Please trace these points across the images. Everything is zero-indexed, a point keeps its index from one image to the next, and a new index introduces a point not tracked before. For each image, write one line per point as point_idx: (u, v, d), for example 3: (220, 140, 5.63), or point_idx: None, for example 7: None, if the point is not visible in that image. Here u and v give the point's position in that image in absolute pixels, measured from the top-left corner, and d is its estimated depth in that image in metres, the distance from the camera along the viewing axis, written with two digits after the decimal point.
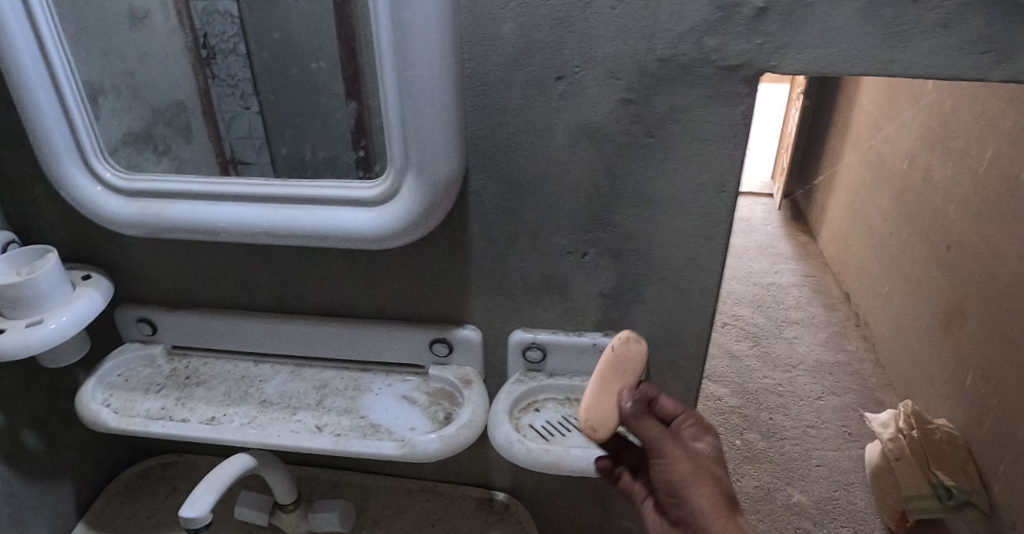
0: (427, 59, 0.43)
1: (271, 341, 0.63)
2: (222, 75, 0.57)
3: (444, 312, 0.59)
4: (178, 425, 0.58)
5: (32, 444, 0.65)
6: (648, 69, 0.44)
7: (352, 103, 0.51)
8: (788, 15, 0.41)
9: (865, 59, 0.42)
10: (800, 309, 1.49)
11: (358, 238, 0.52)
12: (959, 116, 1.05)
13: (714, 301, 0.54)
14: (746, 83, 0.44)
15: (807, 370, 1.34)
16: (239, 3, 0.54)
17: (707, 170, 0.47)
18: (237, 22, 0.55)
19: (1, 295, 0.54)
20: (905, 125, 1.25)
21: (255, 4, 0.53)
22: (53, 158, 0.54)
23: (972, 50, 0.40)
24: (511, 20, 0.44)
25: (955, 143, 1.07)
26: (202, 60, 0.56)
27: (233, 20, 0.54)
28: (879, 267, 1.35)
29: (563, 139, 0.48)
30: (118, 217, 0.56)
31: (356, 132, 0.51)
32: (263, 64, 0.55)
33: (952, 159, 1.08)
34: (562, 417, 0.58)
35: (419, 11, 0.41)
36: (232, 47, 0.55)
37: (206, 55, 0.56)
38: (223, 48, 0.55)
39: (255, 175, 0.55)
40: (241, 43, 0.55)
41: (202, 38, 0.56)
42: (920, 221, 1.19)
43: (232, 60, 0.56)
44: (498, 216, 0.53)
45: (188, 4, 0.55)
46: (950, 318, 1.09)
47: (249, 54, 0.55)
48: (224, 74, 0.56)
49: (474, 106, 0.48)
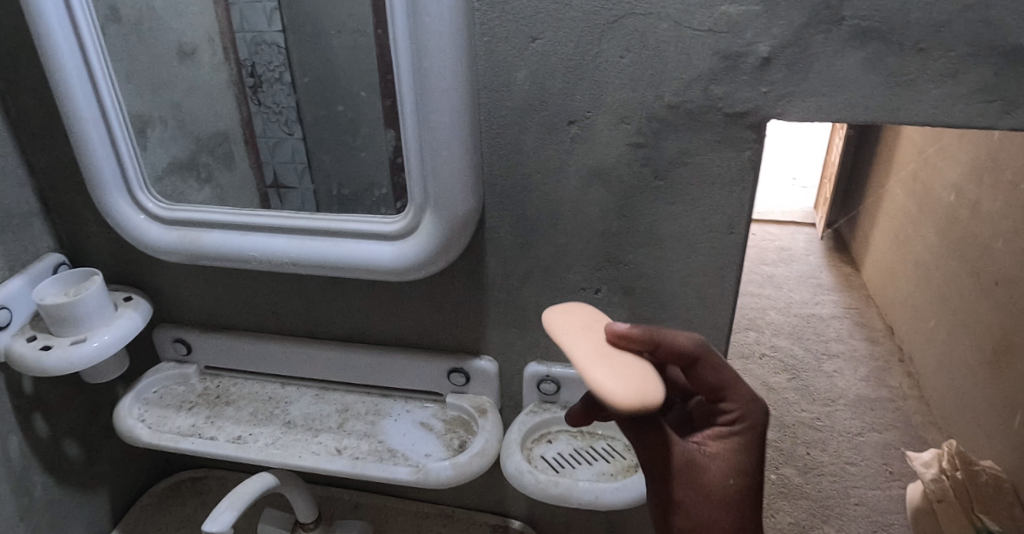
0: (444, 104, 0.45)
1: (298, 365, 0.66)
2: (268, 103, 0.58)
3: (462, 343, 0.61)
4: (206, 442, 0.61)
5: (71, 454, 0.70)
6: (657, 115, 0.46)
7: (390, 131, 0.51)
8: (792, 65, 0.42)
9: (870, 107, 0.43)
10: (841, 341, 1.27)
11: (379, 271, 0.55)
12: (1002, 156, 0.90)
13: (727, 340, 0.55)
14: (752, 130, 0.45)
15: (849, 406, 1.14)
16: (286, 34, 0.55)
17: (716, 212, 0.49)
18: (283, 52, 0.56)
19: (50, 314, 0.59)
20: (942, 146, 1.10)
21: (300, 35, 0.55)
22: (102, 188, 0.59)
23: (979, 99, 0.41)
24: (525, 68, 0.46)
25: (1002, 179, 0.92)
26: (247, 88, 0.59)
27: (279, 49, 0.56)
28: (919, 296, 1.19)
29: (576, 181, 0.50)
30: (158, 243, 0.61)
31: (395, 155, 0.51)
32: (307, 89, 0.56)
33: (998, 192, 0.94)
34: (574, 449, 0.59)
35: (436, 60, 0.44)
36: (278, 76, 0.57)
37: (252, 84, 0.58)
38: (269, 77, 0.58)
39: (296, 200, 0.57)
40: (286, 72, 0.57)
41: (249, 67, 0.58)
42: (968, 251, 1.06)
43: (277, 88, 0.58)
44: (514, 253, 0.55)
45: (235, 37, 0.57)
46: (1007, 355, 0.95)
47: (293, 84, 0.57)
48: (269, 102, 0.58)
49: (491, 147, 0.50)
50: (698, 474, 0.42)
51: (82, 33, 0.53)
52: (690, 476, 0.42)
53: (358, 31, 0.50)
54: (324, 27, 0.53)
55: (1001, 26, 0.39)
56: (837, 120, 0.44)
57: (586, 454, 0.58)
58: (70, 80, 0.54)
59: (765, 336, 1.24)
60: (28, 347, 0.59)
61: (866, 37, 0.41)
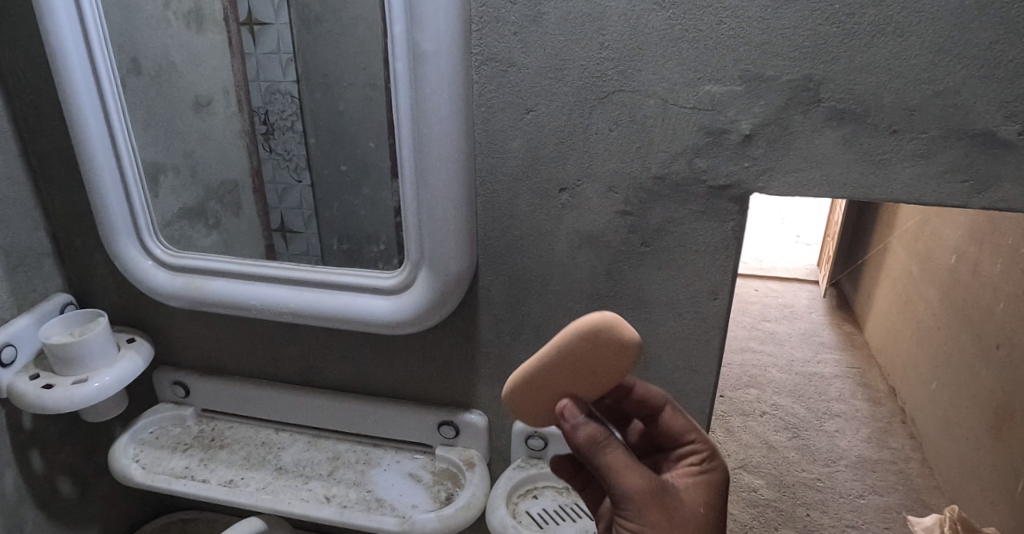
0: (440, 168, 0.48)
1: (292, 412, 0.67)
2: (279, 150, 0.61)
3: (453, 396, 0.62)
4: (198, 484, 0.62)
5: (64, 491, 0.70)
6: (644, 185, 0.48)
7: (393, 185, 0.53)
8: (771, 143, 0.45)
9: (847, 184, 0.45)
10: (841, 401, 1.24)
11: (374, 323, 0.57)
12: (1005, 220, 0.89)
13: (711, 403, 0.56)
14: (735, 202, 0.48)
15: (850, 467, 1.09)
16: (299, 86, 0.58)
17: (701, 278, 0.51)
18: (296, 102, 0.59)
19: (55, 353, 0.60)
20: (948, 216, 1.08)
21: (312, 93, 0.58)
22: (113, 235, 0.61)
23: (952, 179, 0.43)
24: (520, 137, 0.49)
25: (1006, 243, 0.90)
26: (258, 135, 0.61)
27: (292, 98, 0.59)
28: (920, 357, 1.16)
29: (566, 244, 0.52)
30: (163, 288, 0.63)
31: (394, 212, 0.54)
32: (315, 145, 0.59)
33: (1002, 257, 0.92)
34: (559, 506, 0.58)
35: (435, 126, 0.47)
36: (290, 125, 0.59)
37: (264, 132, 0.61)
38: (282, 125, 0.60)
39: (302, 244, 0.59)
40: (298, 121, 0.59)
41: (262, 116, 0.60)
42: (968, 319, 1.03)
43: (289, 136, 0.60)
44: (506, 310, 0.56)
45: (249, 88, 0.60)
46: (1000, 421, 0.92)
47: (304, 133, 0.59)
48: (281, 150, 0.60)
49: (486, 208, 0.53)
50: (667, 501, 0.39)
51: (105, 89, 0.56)
52: (658, 506, 0.39)
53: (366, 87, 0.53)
54: (335, 83, 0.56)
55: (968, 113, 0.41)
56: (817, 195, 0.46)
57: (571, 512, 0.58)
58: (91, 131, 0.57)
59: (766, 394, 1.26)
60: (31, 385, 0.60)
61: (841, 118, 0.43)
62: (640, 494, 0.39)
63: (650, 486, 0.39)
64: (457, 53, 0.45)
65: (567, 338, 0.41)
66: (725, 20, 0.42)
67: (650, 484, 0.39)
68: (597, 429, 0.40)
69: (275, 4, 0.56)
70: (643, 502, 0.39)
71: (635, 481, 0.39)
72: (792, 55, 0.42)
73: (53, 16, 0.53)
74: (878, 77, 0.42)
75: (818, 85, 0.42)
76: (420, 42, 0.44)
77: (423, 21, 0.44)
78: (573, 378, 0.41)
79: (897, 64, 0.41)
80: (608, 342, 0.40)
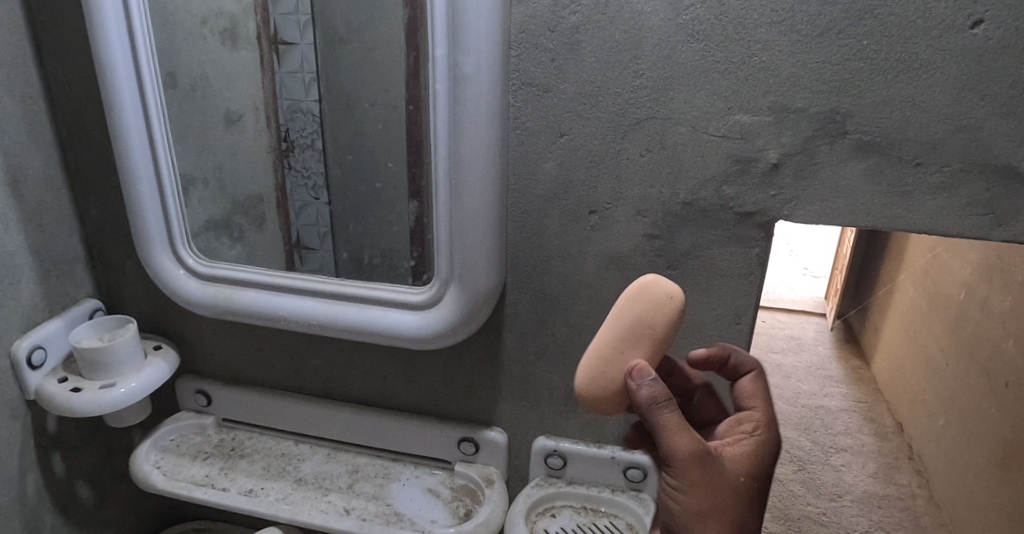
0: (475, 186, 0.50)
1: (313, 424, 0.67)
2: (299, 167, 0.62)
3: (474, 413, 0.62)
4: (219, 492, 0.62)
5: (83, 496, 0.70)
6: (673, 210, 0.50)
7: (414, 202, 0.55)
8: (798, 172, 0.46)
9: (872, 214, 0.46)
10: (849, 435, 1.19)
11: (401, 338, 0.58)
12: (1017, 256, 0.91)
13: None
14: (760, 228, 0.49)
15: (856, 503, 1.04)
16: (321, 104, 0.60)
17: (724, 303, 0.52)
18: (316, 120, 0.61)
19: (85, 357, 0.61)
20: (958, 252, 1.09)
21: (336, 110, 0.59)
22: (147, 243, 0.63)
23: (973, 212, 0.44)
24: (553, 159, 0.51)
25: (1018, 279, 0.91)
26: (282, 153, 0.63)
27: (313, 118, 0.61)
28: (928, 391, 1.17)
29: (593, 265, 0.53)
30: (194, 297, 0.64)
31: (416, 229, 0.55)
32: (341, 161, 0.60)
33: (1012, 293, 0.93)
34: (576, 526, 0.58)
35: (471, 146, 0.48)
36: (310, 143, 0.61)
37: (285, 148, 0.62)
38: (302, 142, 0.62)
39: (328, 259, 0.60)
40: (318, 139, 0.61)
41: (284, 133, 0.62)
42: (976, 355, 1.03)
43: (308, 154, 0.62)
44: (531, 328, 0.57)
45: (277, 105, 0.62)
46: (1009, 460, 0.92)
47: (324, 150, 0.61)
48: (300, 166, 0.62)
49: (515, 228, 0.54)
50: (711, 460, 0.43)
51: (149, 104, 0.59)
52: (705, 463, 0.43)
53: (399, 107, 0.54)
54: (362, 103, 0.57)
55: (990, 147, 0.43)
56: (841, 224, 0.47)
57: None
58: (132, 141, 0.59)
59: None
60: (59, 388, 0.61)
61: (867, 150, 0.45)
62: (687, 457, 0.42)
63: (698, 451, 0.43)
64: (496, 77, 0.47)
65: (624, 309, 0.44)
66: (756, 53, 0.44)
67: (698, 447, 0.43)
68: (662, 391, 0.43)
69: (300, 24, 0.59)
70: (689, 465, 0.43)
71: (686, 441, 0.42)
72: (820, 88, 0.44)
73: (104, 30, 0.55)
74: (904, 111, 0.43)
75: (845, 117, 0.44)
76: (461, 65, 0.46)
77: (464, 45, 0.45)
78: (641, 344, 0.44)
79: (922, 99, 0.42)
80: (660, 298, 0.44)
